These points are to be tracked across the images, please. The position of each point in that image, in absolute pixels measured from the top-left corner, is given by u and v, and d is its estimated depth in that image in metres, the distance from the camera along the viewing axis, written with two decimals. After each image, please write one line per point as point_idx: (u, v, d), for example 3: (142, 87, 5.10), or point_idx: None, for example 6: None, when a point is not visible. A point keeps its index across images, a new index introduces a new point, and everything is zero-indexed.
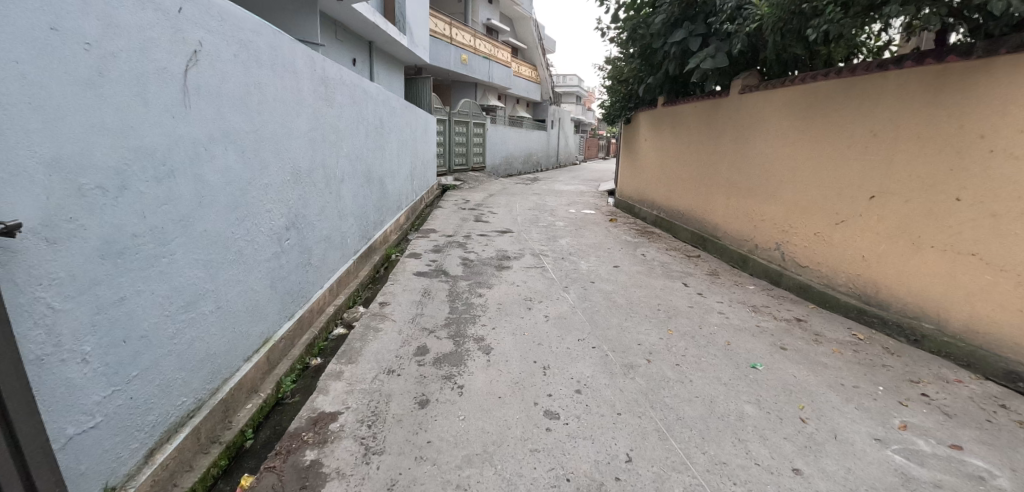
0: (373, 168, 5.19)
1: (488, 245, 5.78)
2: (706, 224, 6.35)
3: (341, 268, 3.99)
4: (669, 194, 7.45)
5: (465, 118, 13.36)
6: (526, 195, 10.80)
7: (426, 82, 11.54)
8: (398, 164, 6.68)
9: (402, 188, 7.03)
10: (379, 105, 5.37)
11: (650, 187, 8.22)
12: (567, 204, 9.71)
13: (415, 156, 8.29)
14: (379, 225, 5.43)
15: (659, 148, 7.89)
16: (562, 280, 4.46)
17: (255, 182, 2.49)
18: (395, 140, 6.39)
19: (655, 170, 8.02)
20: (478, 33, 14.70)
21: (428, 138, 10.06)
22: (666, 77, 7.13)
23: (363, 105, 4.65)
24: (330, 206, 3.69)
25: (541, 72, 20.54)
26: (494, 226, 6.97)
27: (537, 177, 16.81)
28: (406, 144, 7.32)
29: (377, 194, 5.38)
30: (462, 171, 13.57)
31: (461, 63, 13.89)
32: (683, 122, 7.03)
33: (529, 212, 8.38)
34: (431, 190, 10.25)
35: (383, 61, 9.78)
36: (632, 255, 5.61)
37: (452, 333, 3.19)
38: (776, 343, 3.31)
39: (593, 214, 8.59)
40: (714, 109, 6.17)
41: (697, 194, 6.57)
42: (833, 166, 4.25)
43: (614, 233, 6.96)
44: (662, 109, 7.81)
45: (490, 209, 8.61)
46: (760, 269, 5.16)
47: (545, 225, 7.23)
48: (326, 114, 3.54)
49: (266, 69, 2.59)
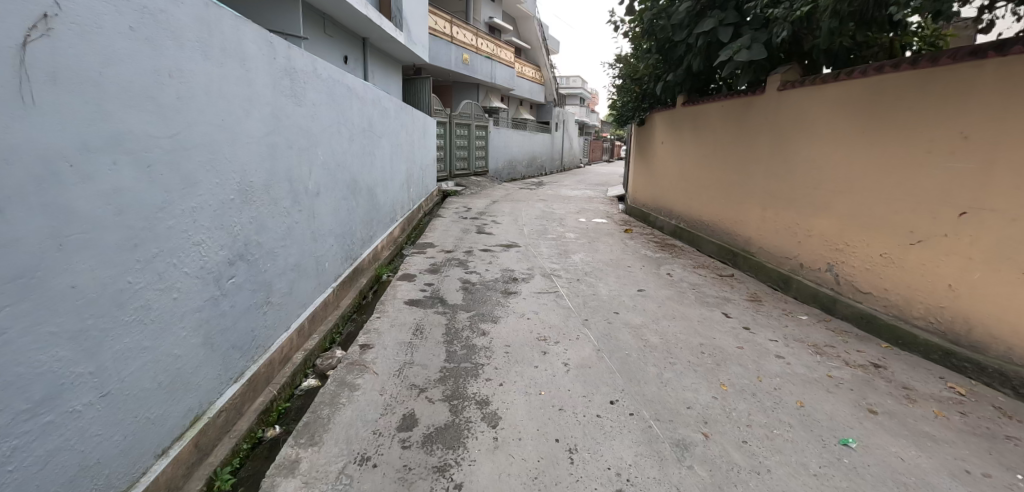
0: (360, 177, 4.49)
1: (492, 262, 5.08)
2: (736, 238, 5.63)
3: (315, 301, 3.29)
4: (690, 203, 6.73)
5: (466, 120, 12.69)
6: (531, 202, 10.10)
7: (426, 83, 10.85)
8: (391, 172, 5.96)
9: (396, 197, 6.32)
10: (367, 104, 4.67)
11: (667, 195, 7.50)
12: (576, 211, 9.01)
13: (412, 161, 7.60)
14: (367, 242, 4.73)
15: (678, 152, 7.18)
16: (581, 310, 3.75)
17: (173, 206, 1.82)
18: (388, 145, 5.69)
19: (674, 176, 7.30)
20: (480, 32, 14.03)
21: (426, 141, 9.37)
22: (689, 73, 6.40)
23: (346, 104, 3.95)
24: (299, 228, 2.99)
25: (545, 73, 19.87)
26: (498, 238, 6.26)
27: (541, 182, 16.08)
28: (401, 149, 6.62)
29: (365, 206, 4.68)
30: (463, 176, 12.87)
31: (462, 62, 13.21)
32: (707, 123, 6.33)
33: (536, 221, 7.67)
34: (430, 197, 9.55)
35: (379, 59, 9.10)
36: (657, 274, 4.90)
37: (447, 395, 2.50)
38: (861, 403, 2.60)
39: (605, 223, 7.89)
40: (745, 109, 5.46)
41: (725, 204, 5.85)
42: (906, 175, 3.53)
43: (633, 246, 6.23)
44: (682, 110, 7.10)
45: (493, 218, 7.90)
46: (807, 293, 4.43)
47: (555, 237, 6.52)
48: (291, 114, 2.84)
49: (192, 52, 1.91)
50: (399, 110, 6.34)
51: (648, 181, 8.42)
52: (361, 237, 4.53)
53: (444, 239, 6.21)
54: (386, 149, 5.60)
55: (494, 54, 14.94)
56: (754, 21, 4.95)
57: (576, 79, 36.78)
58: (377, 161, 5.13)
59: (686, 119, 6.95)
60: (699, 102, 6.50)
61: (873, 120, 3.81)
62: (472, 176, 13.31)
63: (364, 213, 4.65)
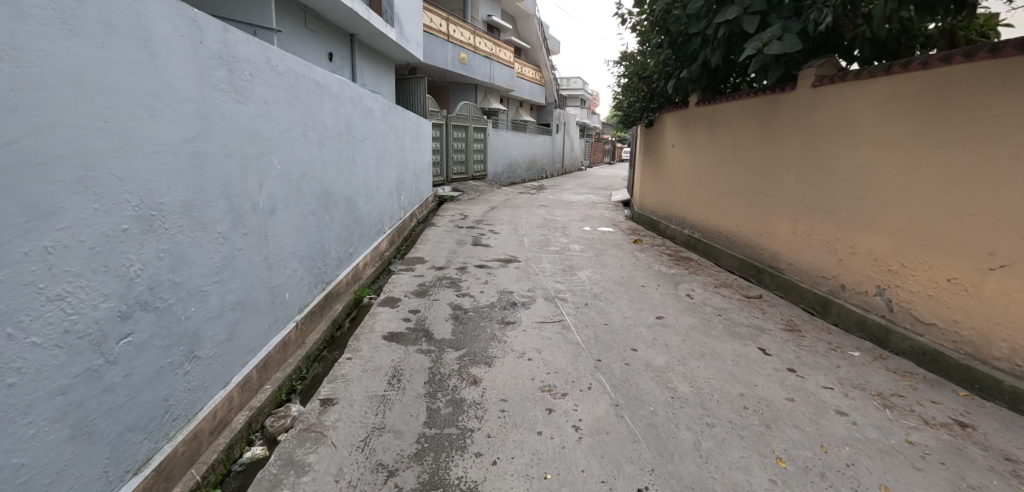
0: (336, 188, 3.89)
1: (488, 281, 4.47)
2: (761, 252, 5.03)
3: (269, 342, 2.70)
4: (706, 212, 6.12)
5: (463, 122, 12.11)
6: (532, 208, 9.51)
7: (420, 83, 10.26)
8: (377, 178, 5.35)
9: (384, 207, 5.71)
10: (344, 103, 4.06)
11: (679, 203, 6.90)
12: (580, 219, 8.41)
13: (403, 166, 7.00)
14: (345, 261, 4.13)
15: (691, 156, 6.57)
16: (592, 346, 3.15)
17: (5, 250, 1.24)
18: (372, 150, 5.09)
19: (686, 181, 6.70)
20: (478, 30, 13.44)
21: (421, 144, 8.78)
22: (705, 69, 5.79)
23: (314, 103, 3.35)
24: (242, 256, 2.40)
25: (546, 73, 19.30)
26: (495, 251, 5.66)
27: (541, 185, 15.48)
28: (389, 153, 6.01)
29: (343, 220, 4.08)
30: (460, 181, 12.28)
31: (459, 62, 12.62)
32: (725, 125, 5.72)
33: (538, 231, 7.07)
34: (424, 203, 8.97)
35: (369, 58, 8.49)
36: (676, 296, 4.29)
37: (424, 481, 1.90)
38: (963, 488, 2.00)
39: (612, 232, 7.29)
40: (770, 108, 4.86)
41: (748, 214, 5.25)
42: (983, 185, 2.93)
43: (644, 259, 5.63)
44: (695, 110, 6.50)
45: (490, 227, 7.31)
46: (851, 319, 3.84)
47: (558, 250, 5.92)
48: (228, 114, 2.24)
49: (44, 25, 1.33)
50: (386, 111, 5.74)
51: (656, 187, 7.82)
52: (337, 257, 3.93)
53: (435, 253, 5.60)
54: (370, 154, 4.98)
55: (492, 54, 14.34)
56: (785, 7, 4.34)
57: (577, 79, 36.20)
58: (359, 169, 4.53)
59: (699, 120, 6.35)
60: (715, 101, 5.89)
61: (936, 121, 3.21)
62: (469, 180, 12.71)
63: (341, 228, 4.05)
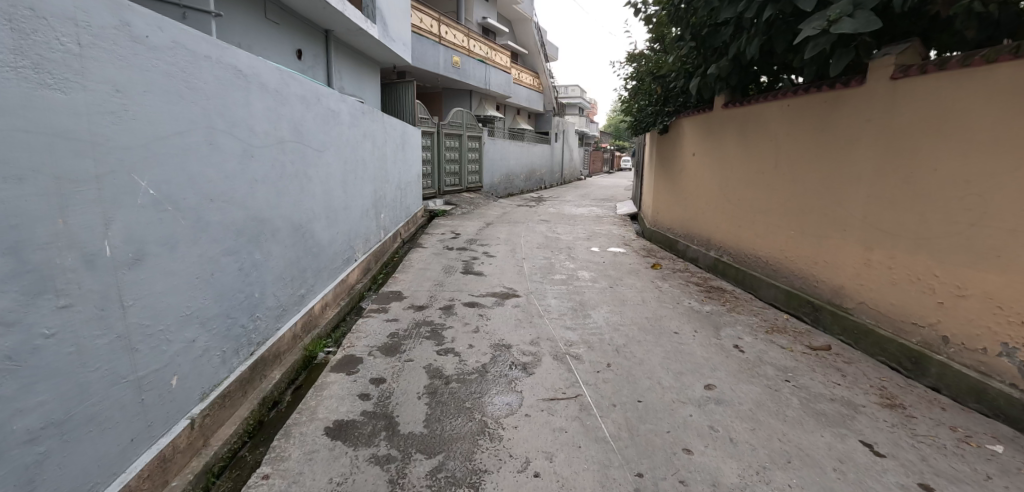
0: (278, 213, 2.92)
1: (479, 328, 3.49)
2: (818, 286, 4.08)
3: (130, 465, 1.72)
4: (738, 232, 5.18)
5: (456, 130, 11.19)
6: (532, 224, 8.55)
7: (408, 88, 9.34)
8: (347, 196, 4.38)
9: (357, 229, 4.74)
10: (293, 103, 3.11)
11: (702, 221, 5.95)
12: (586, 236, 7.45)
13: (384, 179, 6.03)
14: (293, 308, 3.15)
15: (716, 166, 5.64)
16: (626, 445, 2.17)
17: None
18: (339, 162, 4.14)
19: (710, 196, 5.77)
20: (472, 33, 12.56)
21: (408, 154, 7.83)
22: (737, 64, 4.86)
23: (236, 100, 2.40)
24: (54, 346, 1.43)
25: (545, 80, 18.47)
26: (489, 282, 4.68)
27: (541, 197, 14.53)
28: (365, 165, 5.04)
29: (290, 254, 3.11)
30: (453, 193, 11.31)
31: (451, 66, 11.71)
32: (761, 130, 4.80)
33: (540, 253, 6.10)
34: (412, 220, 8.00)
35: (349, 58, 7.57)
36: (723, 348, 3.32)
37: None
38: None
39: (625, 253, 6.32)
40: (827, 110, 3.93)
41: (797, 238, 4.30)
42: None
43: (669, 290, 4.65)
44: (719, 114, 5.57)
45: (485, 248, 6.35)
46: (962, 386, 2.86)
47: (565, 278, 4.95)
48: (10, 108, 1.29)
49: None
50: (359, 115, 4.78)
51: (671, 201, 6.87)
52: (279, 304, 2.95)
53: (417, 285, 4.62)
54: (335, 169, 4.03)
55: (487, 58, 13.47)
56: None
57: (575, 88, 35.50)
58: (316, 186, 3.57)
59: (726, 126, 5.41)
60: (749, 103, 4.95)
61: None
62: (463, 192, 11.74)
63: (288, 265, 3.07)
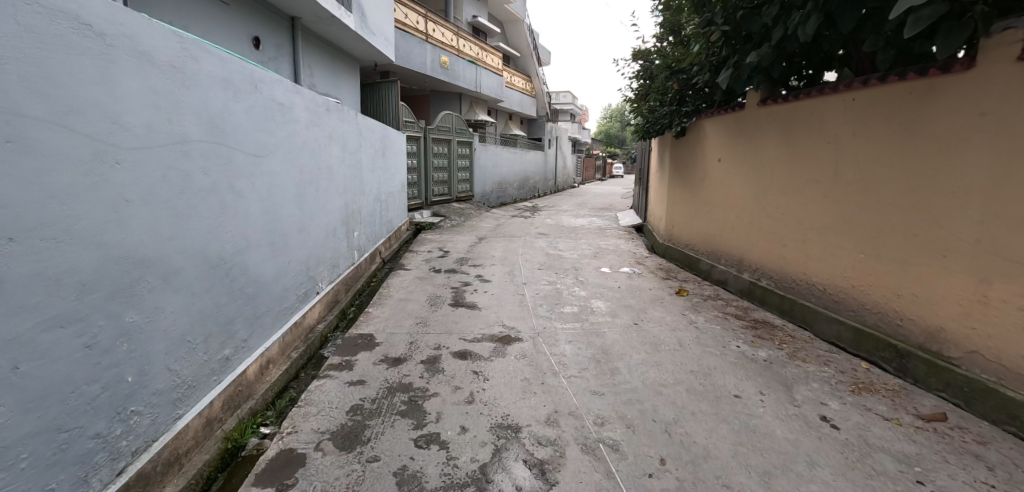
0: (179, 247, 1.99)
1: (473, 396, 2.55)
2: (902, 324, 3.22)
3: None
4: (782, 252, 4.31)
5: (444, 134, 10.26)
6: (531, 238, 7.63)
7: (392, 88, 8.40)
8: (305, 214, 3.44)
9: (319, 254, 3.78)
10: (209, 87, 2.19)
11: (732, 237, 5.08)
12: (594, 253, 6.55)
13: (360, 190, 5.08)
14: (207, 379, 2.20)
15: (750, 174, 4.78)
16: None
17: None
18: (293, 170, 3.21)
19: (743, 208, 4.91)
20: (462, 32, 11.65)
21: (389, 161, 6.88)
22: (781, 52, 4.03)
23: (76, 72, 1.49)
24: None
25: (538, 84, 17.64)
26: (485, 318, 3.75)
27: (535, 206, 13.64)
28: (332, 174, 4.10)
29: (202, 303, 2.16)
30: (442, 203, 10.36)
31: (440, 66, 10.76)
32: (812, 131, 3.95)
33: (543, 276, 5.17)
34: (394, 235, 7.04)
35: (322, 52, 6.59)
36: (808, 422, 2.42)
37: None
38: None
39: (642, 275, 5.43)
40: (915, 103, 3.09)
41: (870, 262, 3.44)
42: None
43: (709, 327, 3.75)
44: (753, 113, 4.73)
45: (478, 270, 5.40)
46: None
47: (578, 311, 4.03)
48: None
49: None
50: (324, 111, 3.84)
51: (689, 212, 5.99)
52: (178, 379, 2.00)
53: (393, 323, 3.67)
54: (286, 180, 3.09)
55: (478, 58, 12.57)
56: None
57: (566, 93, 34.76)
58: (253, 203, 2.63)
59: (764, 127, 4.57)
60: (795, 98, 4.11)
61: None
62: (453, 202, 10.80)
63: (197, 320, 2.13)
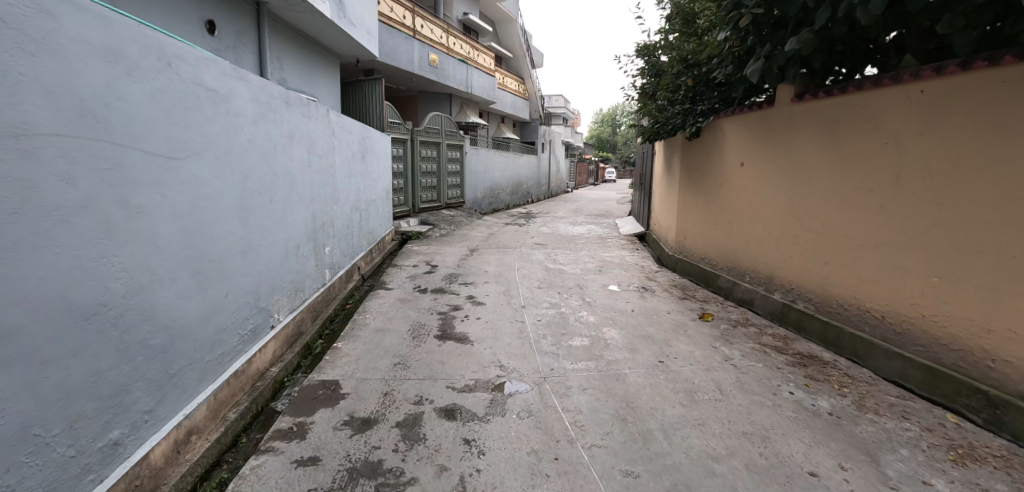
0: (8, 296, 1.29)
1: (463, 485, 1.87)
2: (992, 367, 2.61)
3: None
4: (823, 271, 3.71)
5: (433, 137, 9.58)
6: (527, 249, 6.95)
7: (376, 87, 7.69)
8: (254, 230, 2.75)
9: (276, 279, 3.07)
10: (76, 57, 1.51)
11: (756, 251, 4.46)
12: (599, 266, 5.90)
13: (334, 199, 4.37)
14: (74, 485, 1.50)
15: (778, 180, 4.16)
16: None
17: None
18: (234, 176, 2.52)
19: (768, 219, 4.30)
20: (452, 29, 10.93)
21: (371, 165, 6.18)
22: (824, 39, 3.43)
23: None
24: None
25: (531, 86, 17.01)
26: (479, 357, 3.07)
27: (529, 212, 12.98)
28: (294, 181, 3.40)
29: (62, 376, 1.47)
30: (430, 210, 9.66)
31: (429, 64, 10.04)
32: (862, 130, 3.34)
33: (544, 296, 4.49)
34: (376, 247, 6.32)
35: (295, 44, 5.86)
36: None
37: None
38: None
39: (657, 293, 4.78)
40: (1011, 96, 2.49)
41: (946, 288, 2.84)
42: None
43: (750, 366, 3.11)
44: (781, 111, 4.12)
45: (470, 289, 4.71)
46: None
47: (590, 343, 3.36)
48: None
49: None
50: (281, 104, 3.14)
51: (702, 222, 5.37)
52: None
53: (365, 363, 2.98)
54: (222, 189, 2.39)
55: (468, 57, 11.87)
56: None
57: (558, 97, 34.15)
58: (164, 222, 1.94)
59: (795, 126, 3.96)
60: (839, 92, 3.50)
61: None
62: (442, 208, 10.11)
63: (53, 401, 1.43)
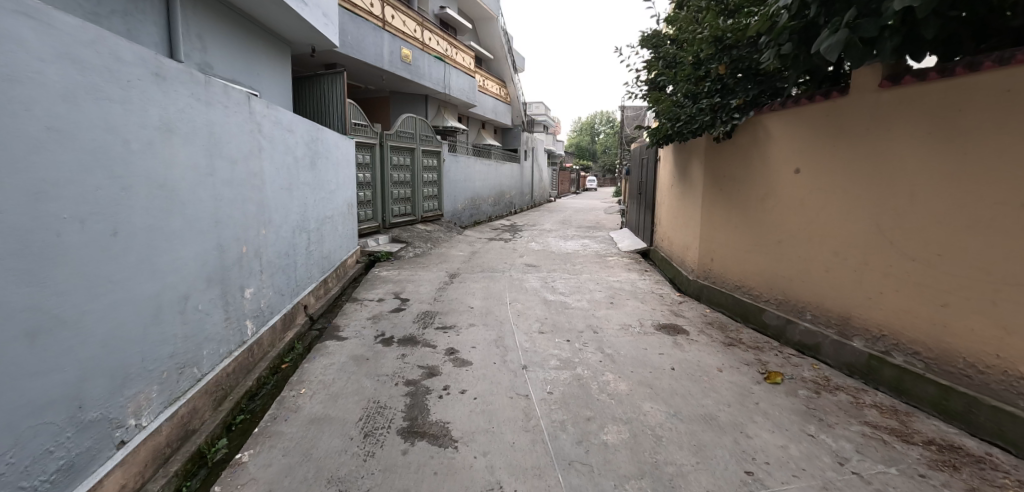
0: None
1: None
2: None
3: None
4: (939, 315, 2.69)
5: (405, 141, 8.38)
6: (519, 272, 5.80)
7: (336, 82, 6.47)
8: (66, 290, 1.56)
9: (129, 360, 1.87)
10: None
11: (821, 283, 3.43)
12: (609, 295, 4.80)
13: (260, 221, 3.15)
14: None
15: (857, 192, 3.15)
16: None
17: None
18: (7, 197, 1.35)
19: (840, 242, 3.27)
20: (427, 23, 9.77)
21: (326, 175, 4.96)
22: None
23: None
24: None
25: (513, 89, 15.95)
26: (468, 477, 1.92)
27: (513, 225, 11.84)
28: (177, 200, 2.20)
29: None
30: (403, 225, 8.44)
31: (401, 60, 8.85)
32: (1009, 121, 2.33)
33: (550, 345, 3.36)
34: (333, 275, 5.09)
35: (224, 20, 4.60)
36: None
37: None
38: None
39: (693, 334, 3.71)
40: None
41: None
42: None
43: (881, 476, 2.04)
44: (858, 102, 3.12)
45: (450, 336, 3.54)
46: None
47: (632, 438, 2.24)
48: None
49: None
50: (144, 79, 1.96)
51: (737, 242, 4.32)
52: None
53: None
54: None
55: (446, 55, 10.72)
56: None
57: (539, 104, 33.21)
58: None
59: (884, 120, 2.96)
60: (965, 71, 2.50)
61: None
62: (417, 222, 8.90)
63: None
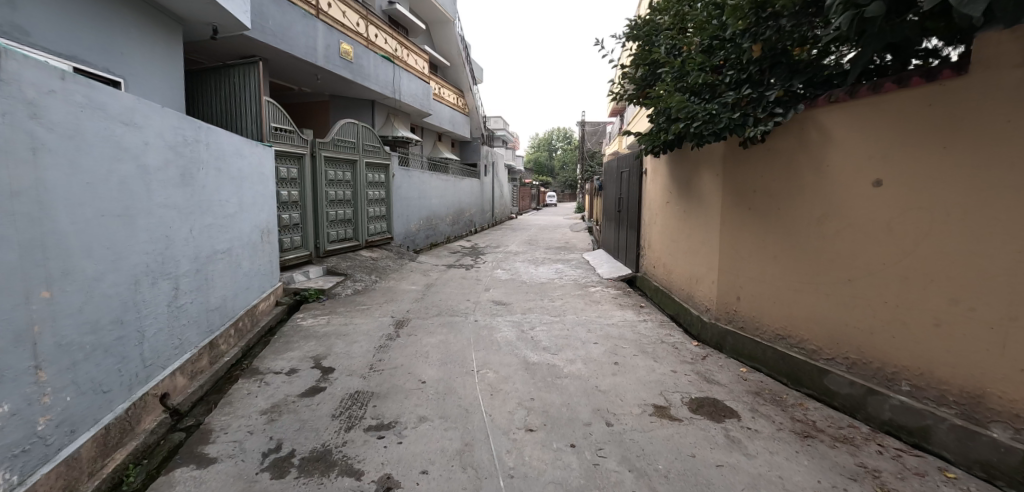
0: None
1: None
2: None
3: None
4: None
5: (344, 152, 6.98)
6: (487, 316, 4.53)
7: (249, 75, 5.06)
8: None
9: None
10: None
11: (931, 342, 2.40)
12: (609, 349, 3.61)
13: (28, 278, 1.74)
14: None
15: (990, 214, 2.16)
16: None
17: None
18: None
19: (962, 286, 2.27)
20: (373, 17, 8.47)
21: (217, 193, 3.54)
22: None
23: None
24: None
25: (472, 100, 14.83)
26: None
27: (475, 247, 10.57)
28: None
29: None
30: (343, 252, 6.99)
31: (340, 57, 7.49)
32: None
33: (548, 460, 2.10)
34: (230, 332, 3.63)
35: None
36: None
37: None
38: None
39: (746, 416, 2.58)
40: None
41: None
42: None
43: None
44: (986, 83, 2.15)
45: (388, 445, 2.22)
46: None
47: None
48: None
49: None
50: None
51: (778, 278, 3.29)
52: None
53: None
54: None
55: (395, 56, 9.44)
56: None
57: (498, 118, 32.22)
58: None
59: None
60: None
61: None
62: (360, 248, 7.46)
63: None
